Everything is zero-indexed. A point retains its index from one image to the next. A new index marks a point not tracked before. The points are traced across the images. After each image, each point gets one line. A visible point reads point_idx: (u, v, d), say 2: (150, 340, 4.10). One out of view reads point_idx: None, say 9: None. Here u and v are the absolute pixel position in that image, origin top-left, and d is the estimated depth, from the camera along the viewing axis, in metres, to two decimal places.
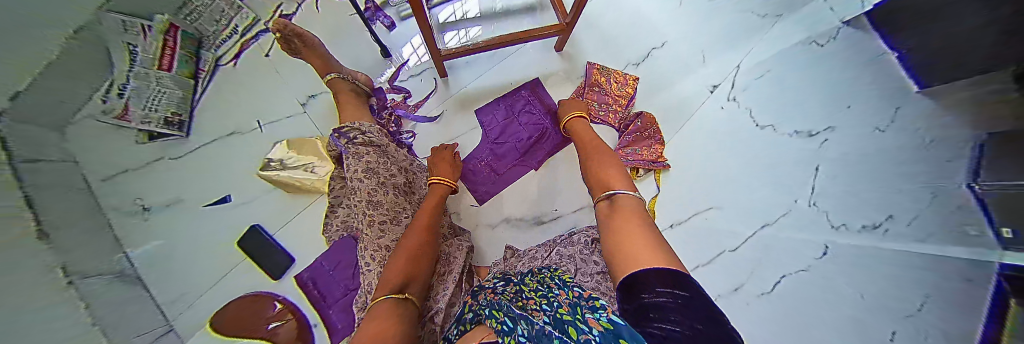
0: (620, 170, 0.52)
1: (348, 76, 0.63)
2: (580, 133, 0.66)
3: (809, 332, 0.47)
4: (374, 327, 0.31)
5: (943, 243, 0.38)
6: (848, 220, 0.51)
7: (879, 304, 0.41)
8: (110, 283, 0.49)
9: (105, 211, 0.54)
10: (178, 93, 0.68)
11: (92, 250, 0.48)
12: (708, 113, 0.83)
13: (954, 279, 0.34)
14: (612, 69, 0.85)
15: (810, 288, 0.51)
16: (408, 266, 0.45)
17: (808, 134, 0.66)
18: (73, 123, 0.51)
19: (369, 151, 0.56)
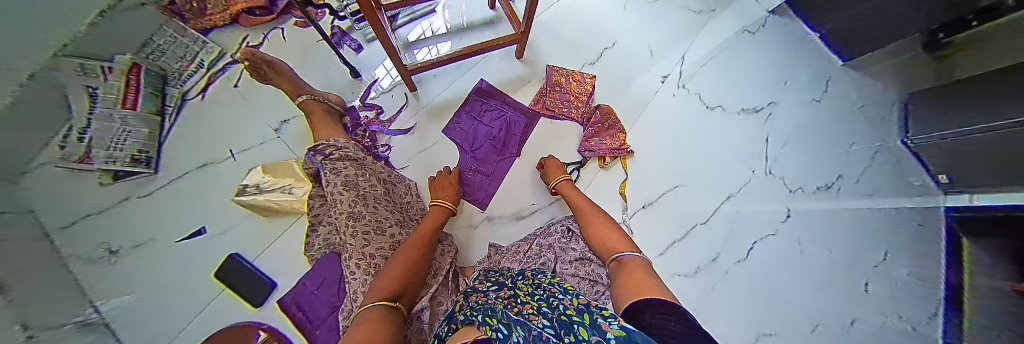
0: (613, 225, 0.57)
1: (319, 97, 0.65)
2: (572, 196, 0.68)
3: (773, 311, 0.58)
4: (365, 330, 0.33)
5: (890, 192, 0.57)
6: (802, 184, 0.70)
7: (848, 263, 0.55)
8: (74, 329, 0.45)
9: (65, 257, 0.51)
10: (143, 131, 0.67)
11: (55, 293, 0.46)
12: (664, 99, 0.90)
13: (911, 223, 0.52)
14: (570, 70, 0.91)
15: (782, 258, 0.63)
16: (402, 281, 0.46)
17: (754, 110, 0.85)
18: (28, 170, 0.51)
19: (348, 166, 0.58)
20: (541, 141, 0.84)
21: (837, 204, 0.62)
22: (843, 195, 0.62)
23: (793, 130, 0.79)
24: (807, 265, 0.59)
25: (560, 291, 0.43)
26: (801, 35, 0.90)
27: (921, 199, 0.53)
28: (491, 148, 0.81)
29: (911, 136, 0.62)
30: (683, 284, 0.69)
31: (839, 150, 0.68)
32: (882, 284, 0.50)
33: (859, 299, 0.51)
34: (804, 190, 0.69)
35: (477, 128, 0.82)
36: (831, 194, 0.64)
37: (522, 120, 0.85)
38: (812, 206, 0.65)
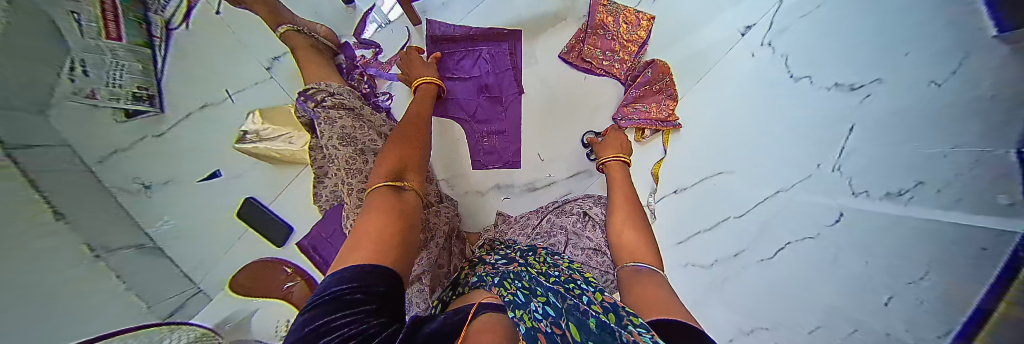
0: (642, 223, 0.50)
1: (303, 28, 0.55)
2: (615, 182, 0.59)
3: (792, 304, 0.46)
4: (376, 220, 0.32)
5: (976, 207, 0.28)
6: (870, 185, 0.39)
7: (883, 275, 0.36)
8: (134, 255, 0.47)
9: (116, 195, 0.48)
10: (138, 65, 0.55)
11: (110, 225, 0.45)
12: (736, 59, 0.72)
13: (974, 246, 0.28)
14: (624, 7, 0.70)
15: (808, 260, 0.45)
16: (414, 170, 0.43)
17: (851, 87, 0.46)
18: (53, 105, 0.41)
19: (346, 117, 0.51)
20: (567, 104, 0.71)
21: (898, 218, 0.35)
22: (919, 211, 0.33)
23: (880, 122, 0.39)
24: (833, 273, 0.41)
25: (584, 279, 0.39)
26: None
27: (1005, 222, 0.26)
28: (489, 102, 0.71)
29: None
30: (694, 274, 0.65)
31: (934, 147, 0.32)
32: (905, 299, 0.34)
33: (868, 307, 0.37)
34: (871, 198, 0.38)
35: (465, 86, 0.70)
36: (901, 204, 0.35)
37: (502, 48, 0.73)
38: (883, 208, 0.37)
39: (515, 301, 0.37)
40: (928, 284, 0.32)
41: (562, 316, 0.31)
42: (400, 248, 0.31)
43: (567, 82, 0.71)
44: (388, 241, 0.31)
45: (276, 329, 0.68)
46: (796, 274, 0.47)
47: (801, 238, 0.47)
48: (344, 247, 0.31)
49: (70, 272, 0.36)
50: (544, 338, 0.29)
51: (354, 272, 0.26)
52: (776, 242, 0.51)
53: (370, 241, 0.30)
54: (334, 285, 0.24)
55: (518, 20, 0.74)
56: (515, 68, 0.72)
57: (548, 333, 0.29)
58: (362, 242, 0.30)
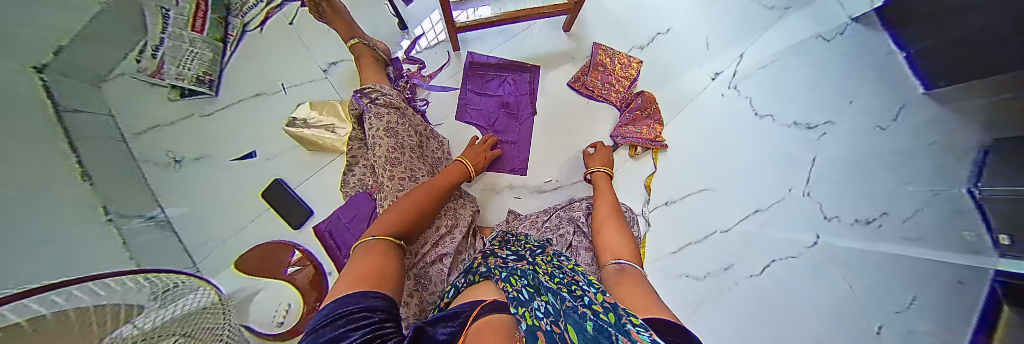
0: (620, 226, 0.56)
1: (370, 42, 0.67)
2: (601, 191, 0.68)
3: (803, 327, 0.52)
4: (367, 263, 0.37)
5: (940, 239, 0.44)
6: (841, 212, 0.56)
7: (869, 299, 0.47)
8: (149, 226, 0.47)
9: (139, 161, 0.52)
10: (207, 55, 0.71)
11: (130, 194, 0.46)
12: (709, 98, 0.86)
13: (948, 279, 0.41)
14: (617, 51, 0.87)
15: (802, 281, 0.56)
16: (404, 217, 0.48)
17: (807, 126, 0.71)
18: (109, 78, 0.53)
19: (391, 113, 0.60)
20: (573, 123, 0.82)
21: (870, 244, 0.51)
22: (882, 237, 0.50)
23: (854, 156, 0.59)
24: (823, 292, 0.52)
25: (585, 281, 0.39)
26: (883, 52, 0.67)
27: (969, 255, 0.41)
28: (508, 117, 0.80)
29: (983, 187, 0.43)
30: (688, 285, 0.69)
31: (891, 186, 0.52)
32: (896, 330, 0.43)
33: (868, 342, 0.44)
34: (841, 221, 0.56)
35: (488, 101, 0.81)
36: (868, 232, 0.52)
37: (525, 77, 0.84)
38: (847, 240, 0.54)
39: (519, 298, 0.35)
40: (915, 309, 0.43)
41: (559, 316, 0.29)
42: (394, 283, 0.36)
43: (573, 105, 0.84)
44: (385, 280, 0.35)
45: (275, 315, 0.59)
46: (785, 299, 0.56)
47: (784, 258, 0.61)
48: (343, 276, 0.35)
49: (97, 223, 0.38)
50: (545, 336, 0.25)
51: (361, 298, 0.30)
52: (764, 258, 0.63)
53: (368, 278, 0.34)
54: (339, 307, 0.28)
55: (536, 54, 0.86)
56: (531, 94, 0.82)
57: (549, 330, 0.26)
58: (358, 275, 0.34)
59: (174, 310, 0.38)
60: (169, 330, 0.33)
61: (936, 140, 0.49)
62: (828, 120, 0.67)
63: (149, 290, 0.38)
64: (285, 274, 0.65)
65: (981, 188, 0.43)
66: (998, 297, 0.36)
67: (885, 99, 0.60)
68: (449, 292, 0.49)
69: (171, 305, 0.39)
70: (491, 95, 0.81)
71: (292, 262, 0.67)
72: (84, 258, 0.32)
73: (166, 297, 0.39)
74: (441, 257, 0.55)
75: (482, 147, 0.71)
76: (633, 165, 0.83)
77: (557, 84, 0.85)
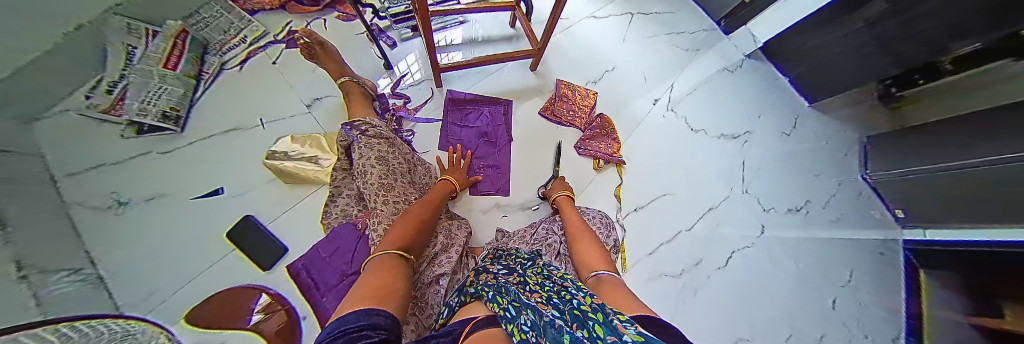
0: (595, 238, 0.59)
1: (359, 80, 0.73)
2: (566, 211, 0.70)
3: (760, 307, 0.74)
4: (376, 280, 0.35)
5: (852, 220, 0.84)
6: (775, 205, 0.87)
7: (815, 279, 0.77)
8: (72, 280, 0.43)
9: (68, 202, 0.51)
10: (179, 91, 0.72)
11: (51, 246, 0.43)
12: (654, 120, 1.02)
13: (877, 252, 0.79)
14: (576, 85, 1.02)
15: (755, 268, 0.79)
16: (411, 237, 0.49)
17: (732, 137, 0.98)
18: (45, 116, 0.54)
19: (382, 144, 0.63)
20: (548, 146, 0.92)
21: (807, 230, 0.84)
22: (817, 223, 0.84)
23: (770, 166, 0.93)
24: (774, 275, 0.78)
25: (573, 286, 0.38)
26: (774, 78, 1.06)
27: (885, 232, 0.82)
28: (487, 144, 0.87)
29: (869, 174, 0.89)
30: (666, 283, 0.78)
31: (811, 180, 0.90)
32: (846, 302, 0.73)
33: (834, 316, 0.72)
34: (777, 211, 0.86)
35: (468, 132, 0.87)
36: (800, 216, 0.85)
37: (498, 110, 0.93)
38: (787, 233, 0.83)
39: (507, 315, 0.35)
40: (852, 281, 0.75)
41: (537, 332, 0.26)
42: (399, 299, 0.33)
43: (545, 130, 0.94)
44: (393, 295, 0.33)
45: None
46: (745, 283, 0.77)
47: (743, 247, 0.82)
48: (352, 290, 0.32)
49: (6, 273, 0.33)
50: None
51: (361, 317, 0.25)
52: (727, 251, 0.82)
53: (374, 291, 0.32)
54: (344, 325, 0.22)
55: (511, 89, 0.97)
56: (507, 121, 0.92)
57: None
58: (367, 288, 0.32)
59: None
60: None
61: (845, 150, 0.93)
62: (749, 131, 0.98)
63: (80, 337, 0.33)
64: (249, 324, 0.57)
65: (868, 175, 0.89)
66: (914, 271, 0.73)
67: (784, 116, 1.01)
68: (444, 313, 0.49)
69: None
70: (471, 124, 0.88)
71: (258, 309, 0.60)
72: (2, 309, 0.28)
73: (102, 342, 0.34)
74: (438, 277, 0.56)
75: (461, 167, 0.76)
76: (597, 177, 0.91)
77: (530, 113, 0.95)
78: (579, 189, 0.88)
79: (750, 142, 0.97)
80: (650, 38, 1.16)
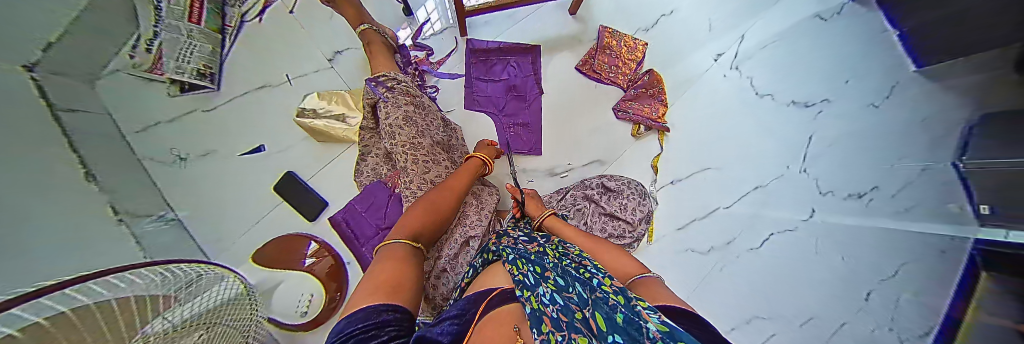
0: (612, 245, 0.52)
1: (378, 28, 0.67)
2: (563, 231, 0.57)
3: (789, 299, 0.55)
4: (388, 271, 0.35)
5: (922, 211, 0.43)
6: (835, 187, 0.56)
7: (863, 269, 0.47)
8: (156, 222, 0.51)
9: (142, 159, 0.55)
10: (207, 47, 0.70)
11: (138, 195, 0.50)
12: (713, 81, 0.91)
13: (931, 249, 0.41)
14: (623, 33, 0.87)
15: (796, 258, 0.57)
16: (428, 220, 0.49)
17: (804, 105, 0.70)
18: (102, 75, 0.54)
19: (410, 104, 0.60)
20: (584, 108, 0.83)
21: (866, 219, 0.49)
22: (873, 210, 0.49)
23: (838, 129, 0.60)
24: (817, 267, 0.53)
25: (593, 265, 0.41)
26: (876, 30, 0.67)
27: (942, 222, 0.41)
28: (516, 100, 0.81)
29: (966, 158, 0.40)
30: (694, 259, 0.75)
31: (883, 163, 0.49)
32: (882, 299, 0.44)
33: (855, 308, 0.47)
34: (836, 196, 0.55)
35: (494, 86, 0.81)
36: (859, 205, 0.51)
37: (525, 58, 0.83)
38: (839, 216, 0.54)
39: (525, 282, 0.38)
40: (902, 276, 0.43)
41: (588, 305, 0.30)
42: (411, 291, 0.34)
43: (582, 88, 0.84)
44: (405, 288, 0.33)
45: (299, 305, 0.63)
46: (782, 269, 0.59)
47: (783, 230, 0.63)
48: (364, 283, 0.33)
49: (82, 220, 0.38)
50: (549, 321, 0.29)
51: (371, 313, 0.28)
52: (762, 236, 0.65)
53: (383, 287, 0.32)
54: (349, 326, 0.26)
55: (543, 38, 0.85)
56: (538, 76, 0.82)
57: (553, 317, 0.29)
58: (379, 282, 0.33)
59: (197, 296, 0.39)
60: (169, 337, 0.31)
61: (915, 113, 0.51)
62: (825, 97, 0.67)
63: (176, 278, 0.39)
64: (304, 266, 0.66)
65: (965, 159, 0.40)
66: (977, 269, 0.36)
67: None
68: (469, 272, 0.51)
69: (197, 296, 0.39)
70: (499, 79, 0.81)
71: (310, 254, 0.67)
72: (68, 259, 0.32)
73: (185, 287, 0.39)
74: (468, 240, 0.58)
75: (493, 148, 0.70)
76: (636, 146, 0.82)
77: (565, 69, 0.84)
78: (615, 156, 0.81)
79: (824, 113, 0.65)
80: None
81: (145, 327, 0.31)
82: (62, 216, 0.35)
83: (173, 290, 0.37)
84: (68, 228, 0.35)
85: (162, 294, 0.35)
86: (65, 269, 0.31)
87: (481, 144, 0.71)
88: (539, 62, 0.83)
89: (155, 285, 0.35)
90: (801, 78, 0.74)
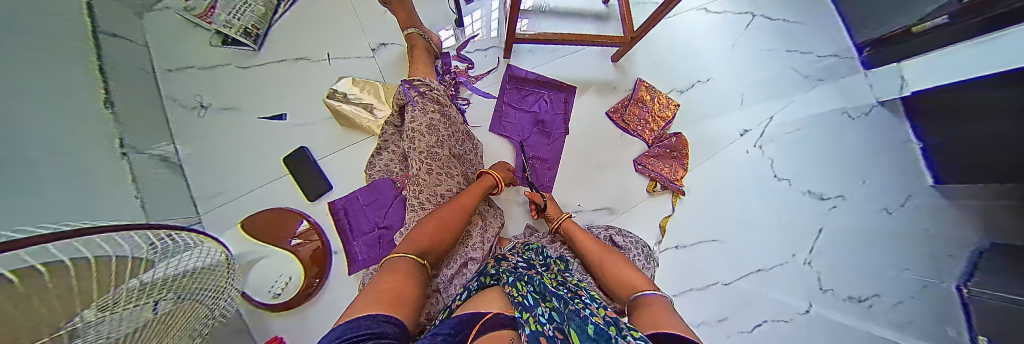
0: (620, 256, 0.55)
1: (425, 34, 0.69)
2: (578, 237, 0.61)
3: None
4: (389, 285, 0.37)
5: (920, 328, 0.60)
6: (835, 286, 0.71)
7: None
8: (154, 160, 0.58)
9: (165, 98, 0.65)
10: (259, 9, 0.72)
11: (146, 128, 0.59)
12: (734, 153, 0.88)
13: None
14: (658, 90, 0.88)
15: None
16: (433, 237, 0.49)
17: (819, 196, 0.81)
18: (150, 9, 0.66)
19: (436, 112, 0.60)
20: (604, 154, 0.83)
21: (860, 322, 0.65)
22: (869, 316, 0.65)
23: (845, 235, 0.75)
24: None
25: (587, 296, 0.41)
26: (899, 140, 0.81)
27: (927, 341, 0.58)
28: (541, 134, 0.81)
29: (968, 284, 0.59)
30: None
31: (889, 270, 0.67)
32: None
33: None
34: (835, 295, 0.70)
35: (523, 115, 0.81)
36: (860, 309, 0.67)
37: (560, 96, 0.84)
38: (836, 314, 0.68)
39: (524, 304, 0.37)
40: None
41: (567, 322, 0.34)
42: (410, 308, 0.35)
43: (606, 134, 0.84)
44: (405, 301, 0.35)
45: (273, 286, 0.61)
46: None
47: (777, 319, 0.72)
48: (367, 293, 0.35)
49: (30, 157, 0.34)
50: (547, 341, 0.32)
51: (370, 321, 0.29)
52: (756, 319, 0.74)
53: (386, 297, 0.34)
54: (348, 332, 0.27)
55: (581, 77, 0.87)
56: (567, 114, 0.83)
57: (551, 337, 0.32)
58: (380, 292, 0.35)
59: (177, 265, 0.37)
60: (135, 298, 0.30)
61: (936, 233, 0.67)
62: (840, 193, 0.79)
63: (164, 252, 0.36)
64: (289, 245, 0.63)
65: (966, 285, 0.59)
66: None
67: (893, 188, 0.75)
68: (461, 294, 0.48)
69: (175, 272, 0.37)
70: (529, 108, 0.82)
71: (297, 233, 0.64)
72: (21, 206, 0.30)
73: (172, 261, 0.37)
74: (467, 261, 0.56)
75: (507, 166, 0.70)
76: (649, 202, 0.82)
77: (595, 112, 0.85)
78: (626, 209, 0.80)
79: (837, 209, 0.78)
80: (763, 53, 0.95)
81: (120, 288, 0.29)
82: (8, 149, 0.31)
83: (153, 261, 0.34)
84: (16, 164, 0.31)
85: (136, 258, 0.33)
86: (27, 218, 0.28)
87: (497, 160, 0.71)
88: (572, 101, 0.84)
89: (135, 247, 0.33)
90: (823, 162, 0.84)
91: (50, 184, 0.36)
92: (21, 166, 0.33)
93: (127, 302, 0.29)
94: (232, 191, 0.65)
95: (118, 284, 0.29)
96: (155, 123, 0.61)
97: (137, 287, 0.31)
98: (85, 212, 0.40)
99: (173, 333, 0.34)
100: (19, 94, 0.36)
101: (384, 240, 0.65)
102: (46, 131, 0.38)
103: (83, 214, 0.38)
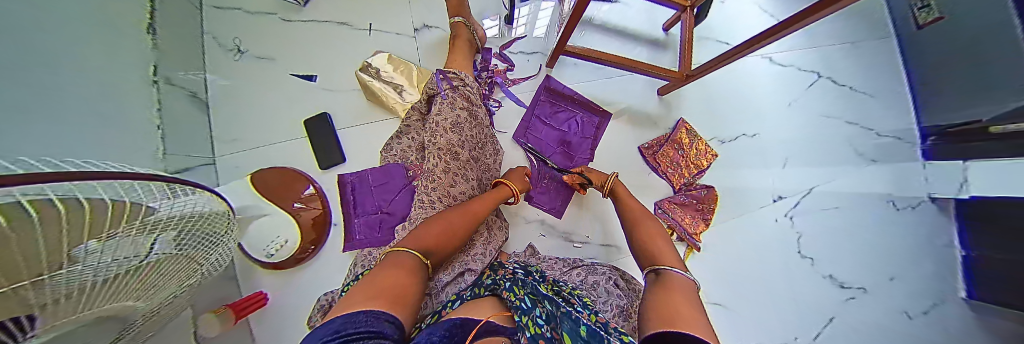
0: (661, 228, 0.56)
1: (471, 26, 0.66)
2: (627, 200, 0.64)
3: None
4: (388, 280, 0.35)
5: None
6: None
7: None
8: (183, 95, 0.59)
9: (207, 36, 0.66)
10: None
11: (180, 60, 0.59)
12: (763, 218, 0.81)
13: None
14: (699, 135, 0.83)
15: None
16: (441, 239, 0.47)
17: (840, 284, 0.74)
18: None
19: (464, 109, 0.57)
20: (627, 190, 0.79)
21: None
22: None
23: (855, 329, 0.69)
24: None
25: (579, 302, 0.43)
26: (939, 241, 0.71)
27: None
28: (566, 154, 0.77)
29: None
30: None
31: None
32: None
33: None
34: None
35: (552, 131, 0.78)
36: None
37: (593, 119, 0.80)
38: None
39: (523, 306, 0.39)
40: None
41: (553, 322, 0.38)
42: (409, 306, 0.34)
43: (635, 170, 0.80)
44: (406, 300, 0.34)
45: (270, 245, 0.61)
46: None
47: None
48: (361, 287, 0.33)
49: (37, 74, 0.33)
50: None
51: (370, 316, 0.28)
52: None
53: (387, 292, 0.33)
54: (347, 326, 0.26)
55: (622, 104, 0.82)
56: (597, 140, 0.79)
57: (549, 338, 0.36)
58: (380, 286, 0.33)
59: (186, 217, 0.37)
60: (126, 243, 0.29)
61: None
62: (863, 286, 0.72)
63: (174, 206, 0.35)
64: (291, 208, 0.63)
65: None
66: None
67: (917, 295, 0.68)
68: (453, 301, 0.44)
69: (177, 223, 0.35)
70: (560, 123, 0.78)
71: (302, 197, 0.64)
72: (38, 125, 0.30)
73: (178, 214, 0.36)
74: (465, 271, 0.54)
75: (524, 178, 0.67)
76: None
77: (627, 144, 0.81)
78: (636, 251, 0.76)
79: (854, 301, 0.72)
80: (824, 119, 0.86)
81: (116, 232, 0.28)
82: (18, 64, 0.30)
83: (160, 210, 0.33)
84: (22, 80, 0.30)
85: (148, 205, 0.33)
86: (33, 143, 0.29)
87: (517, 170, 0.69)
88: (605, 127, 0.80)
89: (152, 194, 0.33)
90: (852, 251, 0.75)
91: (62, 105, 0.35)
92: (43, 85, 0.33)
93: (117, 249, 0.27)
94: (248, 141, 0.65)
95: (113, 229, 0.28)
96: (191, 58, 0.62)
97: (133, 229, 0.30)
98: (105, 137, 0.41)
99: (153, 283, 0.33)
100: (41, 10, 0.35)
101: (382, 225, 0.63)
102: (68, 52, 0.38)
103: (96, 141, 0.39)
